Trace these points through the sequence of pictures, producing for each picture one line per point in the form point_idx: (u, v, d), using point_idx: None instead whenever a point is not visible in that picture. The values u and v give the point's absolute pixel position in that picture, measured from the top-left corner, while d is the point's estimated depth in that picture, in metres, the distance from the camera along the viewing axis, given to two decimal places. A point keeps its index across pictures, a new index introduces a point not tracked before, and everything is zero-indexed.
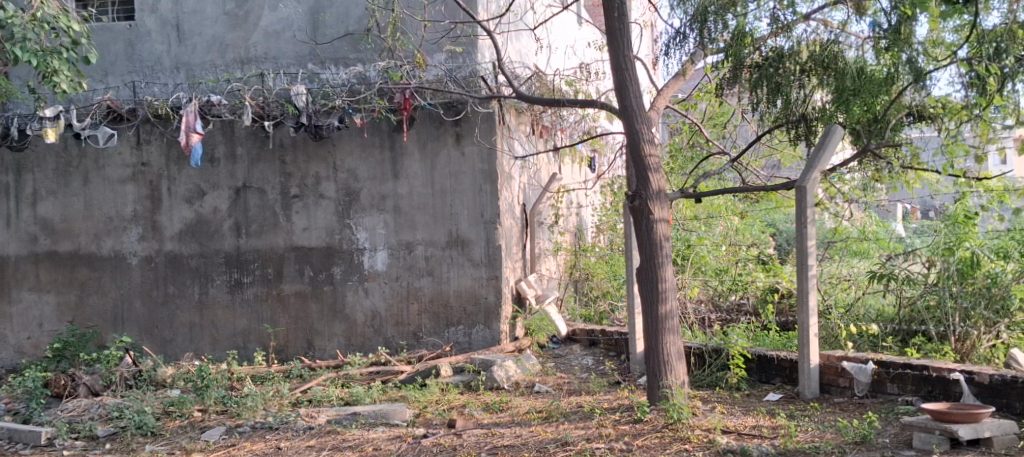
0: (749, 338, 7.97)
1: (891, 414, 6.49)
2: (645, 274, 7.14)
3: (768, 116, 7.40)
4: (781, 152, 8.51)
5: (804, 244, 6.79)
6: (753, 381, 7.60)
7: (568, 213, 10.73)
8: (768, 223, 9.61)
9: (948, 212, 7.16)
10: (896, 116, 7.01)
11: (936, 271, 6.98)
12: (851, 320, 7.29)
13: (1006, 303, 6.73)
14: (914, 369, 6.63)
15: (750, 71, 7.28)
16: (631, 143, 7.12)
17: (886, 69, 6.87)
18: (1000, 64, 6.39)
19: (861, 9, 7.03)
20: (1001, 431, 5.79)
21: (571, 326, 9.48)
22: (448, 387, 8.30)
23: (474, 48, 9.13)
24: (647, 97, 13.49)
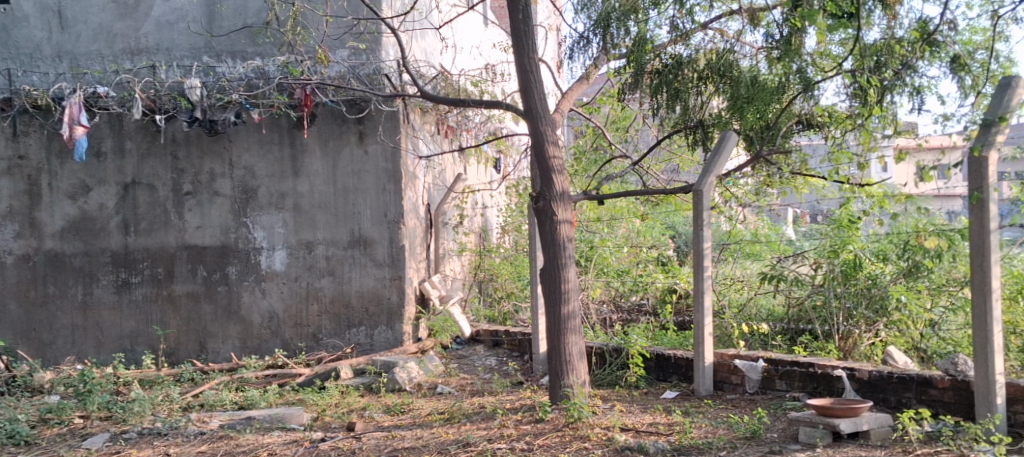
0: (648, 337, 8.19)
1: (779, 409, 6.76)
2: (548, 274, 7.22)
3: (667, 121, 7.67)
4: (680, 157, 8.72)
5: (700, 246, 6.98)
6: (651, 380, 7.79)
7: (473, 213, 10.74)
8: (668, 225, 9.92)
9: (834, 216, 7.46)
10: (787, 124, 7.23)
11: (823, 272, 7.28)
12: (743, 320, 7.55)
13: (884, 303, 6.96)
14: (801, 366, 6.91)
15: (650, 77, 7.48)
16: (536, 145, 7.19)
17: (778, 79, 7.05)
18: (880, 77, 6.75)
19: (755, 20, 7.35)
20: (878, 424, 6.07)
21: (475, 327, 9.48)
22: (347, 390, 8.16)
23: (378, 46, 9.01)
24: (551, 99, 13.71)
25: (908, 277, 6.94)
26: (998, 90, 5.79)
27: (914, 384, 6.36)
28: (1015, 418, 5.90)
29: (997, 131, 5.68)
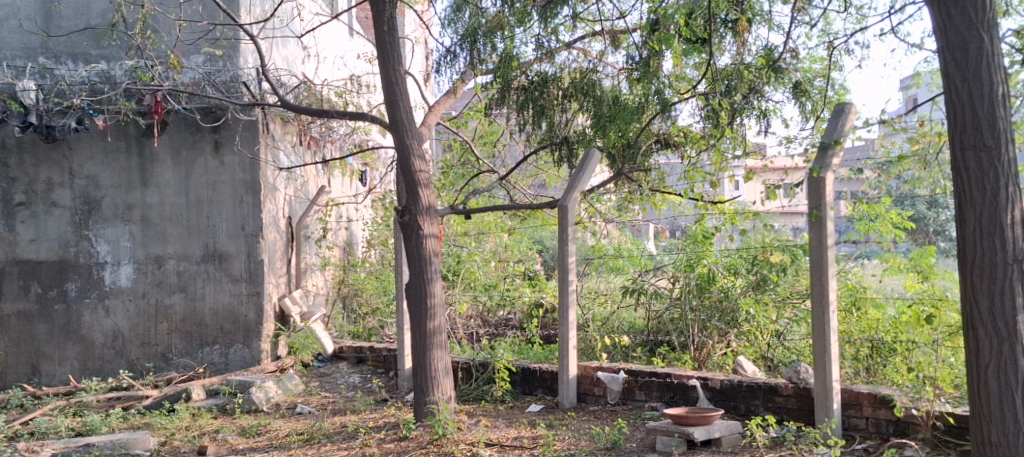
0: (514, 351, 8.24)
1: (638, 419, 6.91)
2: (413, 289, 7.14)
3: (534, 136, 7.76)
4: (547, 172, 8.84)
5: (565, 260, 7.10)
6: (517, 393, 7.83)
7: (337, 227, 10.51)
8: (536, 240, 10.03)
9: (690, 232, 7.51)
10: (646, 142, 7.44)
11: (680, 285, 7.47)
12: (606, 332, 7.74)
13: (735, 315, 7.16)
14: (659, 376, 7.06)
15: (517, 94, 7.56)
16: (402, 158, 7.11)
17: (638, 99, 7.26)
18: (731, 101, 6.90)
19: (617, 41, 7.58)
20: (729, 431, 6.30)
21: (337, 343, 9.23)
22: (199, 412, 7.72)
23: (235, 53, 8.68)
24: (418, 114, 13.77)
25: (756, 289, 7.10)
26: (834, 115, 6.10)
27: (761, 391, 6.54)
28: (849, 421, 6.25)
29: (833, 153, 5.99)
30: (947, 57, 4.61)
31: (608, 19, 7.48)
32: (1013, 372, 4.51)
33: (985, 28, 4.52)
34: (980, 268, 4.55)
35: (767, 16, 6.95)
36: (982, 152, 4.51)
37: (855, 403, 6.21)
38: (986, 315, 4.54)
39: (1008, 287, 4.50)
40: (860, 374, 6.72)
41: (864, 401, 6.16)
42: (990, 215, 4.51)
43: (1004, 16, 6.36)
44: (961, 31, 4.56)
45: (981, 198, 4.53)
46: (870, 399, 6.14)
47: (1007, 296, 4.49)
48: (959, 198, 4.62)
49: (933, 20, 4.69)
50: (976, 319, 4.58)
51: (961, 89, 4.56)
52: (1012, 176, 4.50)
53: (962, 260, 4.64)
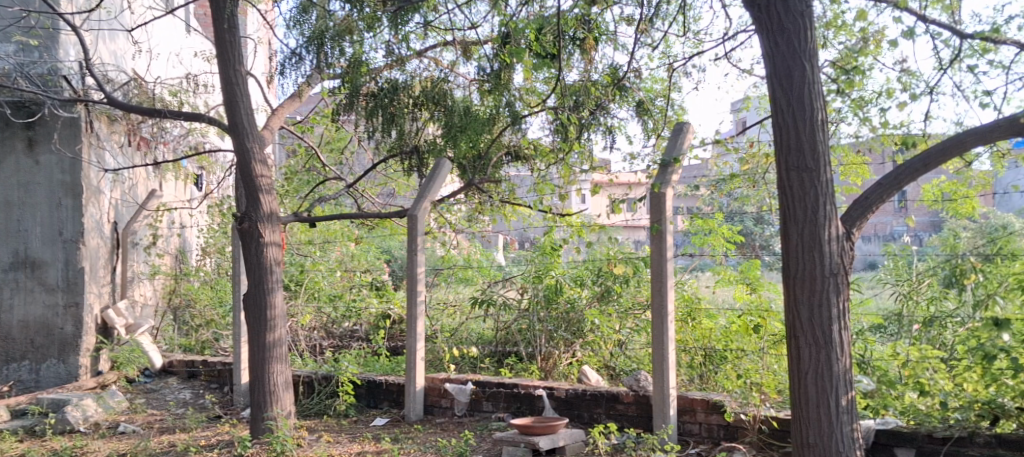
0: (359, 364, 8.12)
1: (485, 430, 6.89)
2: (252, 299, 6.82)
3: (383, 144, 7.68)
4: (396, 181, 8.79)
5: (414, 271, 7.06)
6: (361, 407, 7.69)
7: (168, 233, 9.92)
8: (384, 249, 9.94)
9: (539, 244, 7.64)
10: (496, 154, 7.59)
11: (528, 296, 7.53)
12: (454, 343, 7.83)
13: (580, 326, 7.26)
14: (506, 387, 7.10)
15: (365, 100, 7.40)
16: (242, 162, 6.77)
17: (489, 111, 7.37)
18: (579, 116, 7.02)
19: (468, 53, 7.59)
20: (573, 439, 6.33)
21: (167, 357, 8.71)
22: (3, 434, 7.01)
23: (54, 43, 7.99)
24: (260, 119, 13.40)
25: (601, 300, 7.21)
26: (673, 133, 6.30)
27: (604, 400, 6.62)
28: (684, 427, 6.42)
29: (672, 170, 6.15)
30: (774, 83, 4.93)
31: (459, 30, 7.47)
32: (829, 377, 4.85)
33: (807, 58, 4.87)
34: (801, 280, 4.89)
35: (613, 36, 7.18)
36: (804, 173, 4.85)
37: (689, 409, 6.39)
38: (807, 325, 4.87)
39: (826, 299, 4.84)
40: (695, 380, 6.82)
41: (698, 407, 6.35)
42: (810, 232, 4.85)
43: (822, 48, 6.89)
44: (786, 60, 4.88)
45: (803, 215, 4.87)
46: (703, 405, 6.32)
47: (825, 307, 4.84)
48: (783, 216, 4.95)
49: (762, 48, 5.00)
50: (798, 328, 4.91)
51: (786, 113, 4.88)
52: (830, 195, 4.86)
53: (786, 273, 4.97)
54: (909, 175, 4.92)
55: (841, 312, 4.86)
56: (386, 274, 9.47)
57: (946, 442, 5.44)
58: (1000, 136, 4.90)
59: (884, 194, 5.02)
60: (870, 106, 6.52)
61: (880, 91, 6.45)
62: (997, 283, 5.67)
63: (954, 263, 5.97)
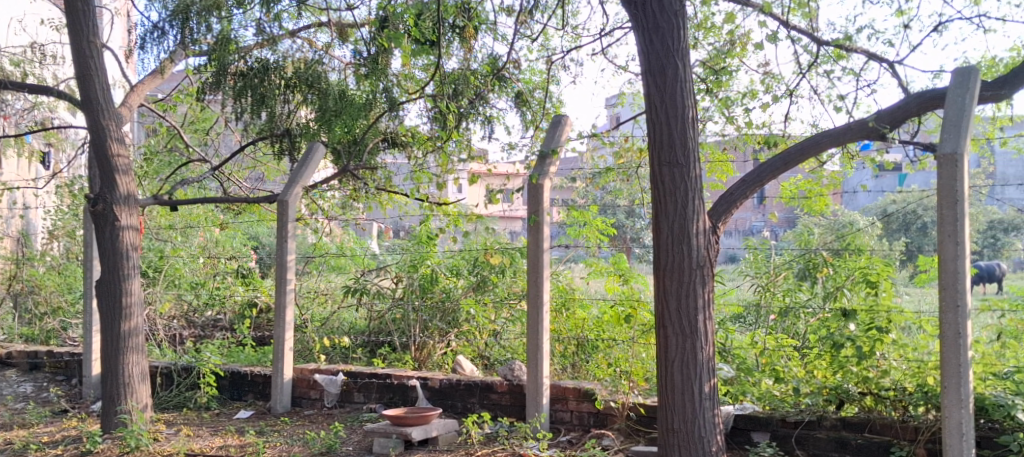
0: (223, 354, 7.85)
1: (355, 422, 6.75)
2: (105, 286, 6.41)
3: (252, 126, 7.36)
4: (266, 166, 8.54)
5: (284, 258, 6.89)
6: (224, 399, 7.41)
7: (10, 214, 9.25)
8: (251, 236, 9.74)
9: (415, 233, 7.55)
10: (373, 140, 7.38)
11: (403, 286, 7.46)
12: (325, 333, 7.75)
13: (456, 315, 7.23)
14: (379, 378, 6.98)
15: (234, 79, 7.09)
16: (96, 140, 6.32)
17: (365, 96, 7.13)
18: (458, 105, 6.96)
19: (344, 35, 7.38)
20: (446, 430, 6.27)
21: (5, 348, 8.12)
22: None
23: None
24: (117, 93, 12.71)
25: (477, 290, 7.15)
26: (551, 126, 6.34)
27: (478, 389, 6.61)
28: (556, 415, 6.51)
29: (550, 162, 6.20)
30: (648, 80, 5.05)
31: (336, 11, 7.28)
32: (694, 366, 5.02)
33: (680, 56, 5.00)
34: (670, 272, 5.04)
35: (492, 26, 7.18)
36: (675, 168, 4.99)
37: (561, 398, 6.49)
38: (674, 315, 5.03)
39: (692, 290, 5.01)
40: (567, 370, 6.95)
41: (570, 395, 6.45)
42: (680, 225, 5.01)
43: (693, 49, 7.12)
44: (661, 57, 5.00)
45: (673, 209, 5.01)
46: (575, 393, 6.43)
47: (692, 298, 5.01)
48: (655, 209, 5.08)
49: (637, 45, 5.11)
50: (665, 318, 5.06)
51: (659, 110, 5.01)
52: (699, 190, 5.03)
53: (656, 265, 5.11)
54: (771, 172, 5.36)
55: (706, 302, 5.04)
56: (253, 260, 9.20)
57: (797, 426, 5.73)
58: (850, 138, 5.39)
59: (748, 191, 5.37)
60: (736, 106, 6.78)
61: (745, 91, 6.74)
62: (844, 276, 6.02)
63: (807, 257, 6.28)
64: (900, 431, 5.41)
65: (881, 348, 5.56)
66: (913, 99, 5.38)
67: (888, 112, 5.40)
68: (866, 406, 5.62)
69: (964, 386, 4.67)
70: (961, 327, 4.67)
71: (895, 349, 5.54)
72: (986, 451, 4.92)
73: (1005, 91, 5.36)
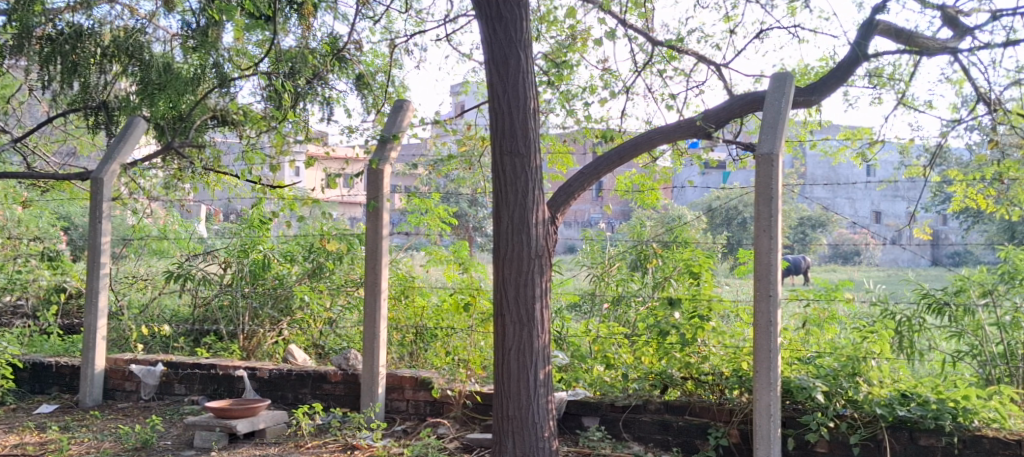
0: (23, 344, 7.23)
1: (175, 415, 6.35)
2: None
3: (63, 97, 6.81)
4: (78, 139, 7.91)
5: (97, 240, 6.38)
6: (24, 393, 6.81)
7: None
8: (58, 214, 8.99)
9: (246, 217, 7.22)
10: (200, 118, 6.96)
11: (231, 272, 7.09)
12: (144, 321, 7.28)
13: (288, 303, 6.95)
14: (202, 368, 6.61)
15: (40, 43, 6.47)
16: None
17: (194, 69, 6.75)
18: (295, 84, 6.69)
19: (171, 4, 6.89)
20: (274, 422, 6.00)
21: None
22: None
23: None
24: None
25: (312, 277, 6.92)
26: (393, 111, 6.21)
27: (310, 380, 6.38)
28: (391, 404, 6.39)
29: (391, 147, 6.06)
30: (492, 69, 5.02)
31: None
32: (529, 353, 5.06)
33: (523, 47, 5.00)
34: (509, 260, 5.05)
35: (333, 5, 6.95)
36: (516, 158, 5.00)
37: (397, 387, 6.38)
38: (511, 303, 5.05)
39: (530, 279, 5.05)
40: (405, 358, 6.84)
41: (406, 384, 6.35)
42: (520, 215, 5.03)
43: (536, 41, 7.16)
44: (503, 47, 4.99)
45: (514, 199, 5.02)
46: (411, 382, 6.34)
47: (529, 286, 5.05)
48: (495, 199, 5.08)
49: (481, 32, 5.07)
50: (503, 306, 5.08)
51: (502, 99, 5.00)
52: (538, 181, 5.07)
53: (495, 253, 5.11)
54: (607, 166, 5.55)
55: (543, 291, 5.09)
56: (61, 243, 8.50)
57: (625, 410, 5.91)
58: (680, 136, 5.61)
59: (586, 183, 5.54)
60: (576, 100, 6.89)
61: (585, 86, 6.86)
62: (671, 267, 6.21)
63: (639, 248, 6.44)
64: (716, 413, 5.66)
65: (703, 335, 5.77)
66: (737, 101, 5.67)
67: (714, 112, 5.66)
68: (687, 391, 5.87)
69: (773, 371, 4.96)
70: (772, 315, 4.94)
71: (714, 335, 5.77)
72: (789, 430, 5.20)
73: (815, 98, 5.75)
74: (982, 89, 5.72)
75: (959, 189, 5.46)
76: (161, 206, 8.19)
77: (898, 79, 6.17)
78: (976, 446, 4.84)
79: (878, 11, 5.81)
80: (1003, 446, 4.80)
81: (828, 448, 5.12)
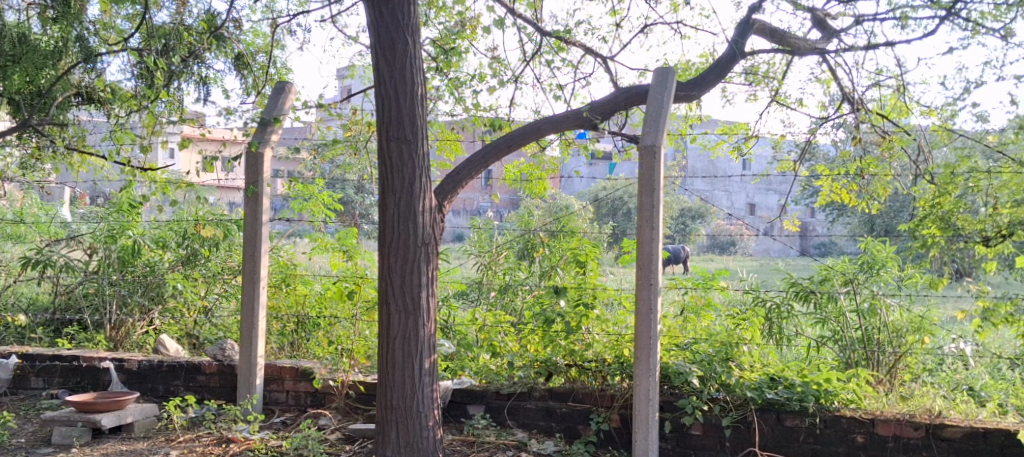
0: None
1: (31, 410, 5.98)
2: None
3: None
4: None
5: None
6: None
7: None
8: None
9: (114, 200, 6.86)
10: (62, 94, 6.53)
11: (98, 258, 6.73)
12: None
13: (160, 290, 6.63)
14: (63, 360, 6.27)
15: None
16: None
17: (55, 42, 6.39)
18: (168, 61, 6.29)
19: None
20: (142, 415, 5.72)
21: None
22: None
23: None
24: None
25: (186, 264, 6.63)
26: (274, 93, 5.98)
27: (183, 371, 6.13)
28: (270, 395, 6.23)
29: (272, 130, 5.85)
30: (378, 54, 4.91)
31: None
32: (415, 342, 4.99)
33: (410, 32, 4.91)
34: (395, 248, 4.96)
35: None
36: (403, 144, 4.91)
37: (277, 378, 6.21)
38: (397, 292, 4.97)
39: (417, 267, 4.98)
40: (285, 348, 6.66)
41: (285, 375, 6.19)
42: (406, 202, 4.94)
43: (424, 26, 7.02)
44: (390, 31, 4.88)
45: (400, 186, 4.93)
46: (291, 373, 6.18)
47: (416, 274, 4.97)
48: (381, 185, 4.98)
49: (367, 15, 4.94)
50: (389, 295, 4.99)
51: (388, 84, 4.89)
52: (425, 168, 4.99)
53: (381, 241, 5.01)
54: (495, 154, 5.54)
55: (429, 279, 5.03)
56: None
57: (509, 397, 5.95)
58: (566, 127, 5.64)
59: (474, 171, 5.53)
60: (465, 87, 6.83)
61: (474, 74, 6.80)
62: (558, 256, 6.20)
63: (526, 237, 6.40)
64: (598, 399, 5.75)
65: (587, 323, 5.84)
66: (622, 94, 5.74)
67: (600, 104, 5.72)
68: (570, 377, 5.95)
69: (652, 356, 5.07)
70: (653, 303, 5.03)
71: (597, 323, 5.85)
72: (666, 413, 5.32)
73: (695, 93, 5.88)
74: (847, 89, 5.95)
75: (823, 183, 5.69)
76: (18, 187, 7.70)
77: (772, 77, 6.38)
78: (836, 425, 5.06)
79: (754, 11, 5.98)
80: (859, 425, 5.03)
81: (702, 430, 5.28)
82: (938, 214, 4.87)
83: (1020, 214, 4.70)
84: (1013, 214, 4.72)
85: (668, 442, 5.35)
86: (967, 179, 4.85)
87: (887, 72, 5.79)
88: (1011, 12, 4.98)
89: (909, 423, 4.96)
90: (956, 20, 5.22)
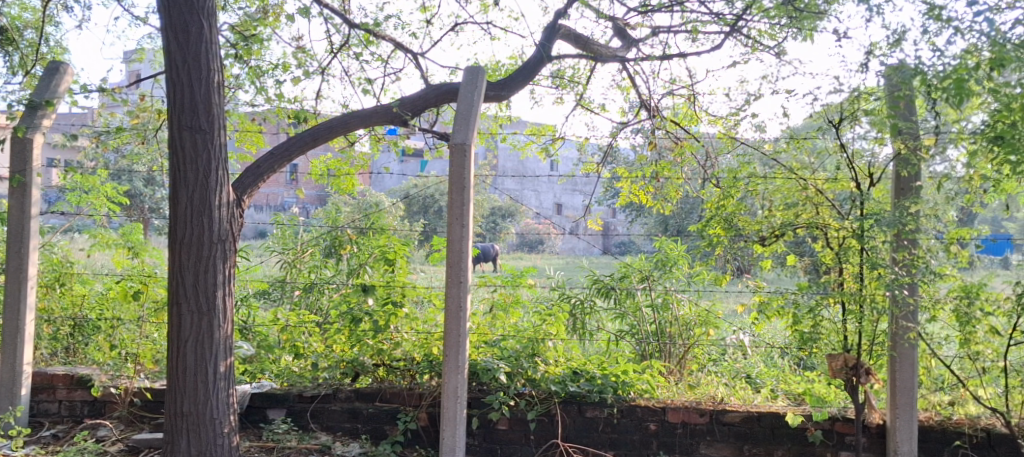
0: None
1: None
2: None
3: None
4: None
5: None
6: None
7: None
8: None
9: None
10: None
11: None
12: None
13: None
14: None
15: None
16: None
17: None
18: None
19: None
20: None
21: None
22: None
23: None
24: None
25: None
26: (46, 73, 5.43)
27: None
28: (39, 406, 5.69)
29: (43, 114, 5.31)
30: (169, 36, 4.56)
31: None
32: (208, 344, 4.69)
33: (206, 15, 4.60)
34: (187, 245, 4.63)
35: None
36: (197, 133, 4.59)
37: (47, 386, 5.69)
38: (189, 291, 4.65)
39: (212, 265, 4.67)
40: (58, 354, 6.08)
41: (58, 383, 5.68)
42: (200, 196, 4.62)
43: (221, 10, 6.61)
44: (183, 12, 4.55)
45: (194, 179, 4.61)
46: (65, 380, 5.67)
47: (211, 273, 4.67)
48: (173, 177, 4.63)
49: None
50: (180, 294, 4.65)
51: (181, 70, 4.56)
52: (222, 160, 4.69)
53: (171, 238, 4.66)
54: (299, 147, 5.29)
55: (225, 278, 4.74)
56: None
57: (313, 400, 5.73)
58: (375, 122, 5.49)
59: (276, 164, 5.27)
60: (267, 76, 6.51)
61: (276, 63, 6.49)
62: (366, 254, 5.95)
63: (333, 234, 6.16)
64: (406, 398, 5.66)
65: (395, 321, 5.68)
66: (431, 91, 5.66)
67: (409, 100, 5.61)
68: (378, 377, 5.80)
69: (462, 354, 5.00)
70: (463, 301, 4.97)
71: (406, 322, 5.70)
72: (474, 410, 5.33)
73: (505, 93, 5.90)
74: (644, 96, 6.22)
75: (624, 185, 5.89)
76: None
77: (577, 82, 6.53)
78: (631, 414, 5.24)
79: (561, 16, 6.10)
80: (651, 413, 5.24)
81: (508, 425, 5.31)
82: (722, 215, 5.14)
83: (790, 217, 5.02)
84: (785, 216, 5.03)
85: (474, 438, 5.35)
86: (747, 184, 5.23)
87: (680, 81, 6.07)
88: (784, 31, 5.36)
89: (696, 410, 5.21)
90: (738, 36, 5.56)
